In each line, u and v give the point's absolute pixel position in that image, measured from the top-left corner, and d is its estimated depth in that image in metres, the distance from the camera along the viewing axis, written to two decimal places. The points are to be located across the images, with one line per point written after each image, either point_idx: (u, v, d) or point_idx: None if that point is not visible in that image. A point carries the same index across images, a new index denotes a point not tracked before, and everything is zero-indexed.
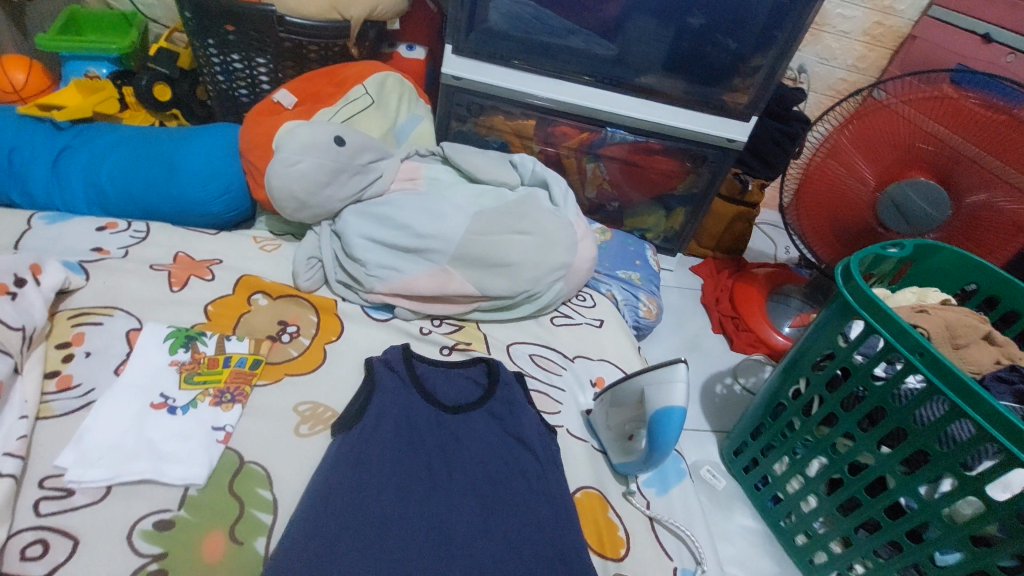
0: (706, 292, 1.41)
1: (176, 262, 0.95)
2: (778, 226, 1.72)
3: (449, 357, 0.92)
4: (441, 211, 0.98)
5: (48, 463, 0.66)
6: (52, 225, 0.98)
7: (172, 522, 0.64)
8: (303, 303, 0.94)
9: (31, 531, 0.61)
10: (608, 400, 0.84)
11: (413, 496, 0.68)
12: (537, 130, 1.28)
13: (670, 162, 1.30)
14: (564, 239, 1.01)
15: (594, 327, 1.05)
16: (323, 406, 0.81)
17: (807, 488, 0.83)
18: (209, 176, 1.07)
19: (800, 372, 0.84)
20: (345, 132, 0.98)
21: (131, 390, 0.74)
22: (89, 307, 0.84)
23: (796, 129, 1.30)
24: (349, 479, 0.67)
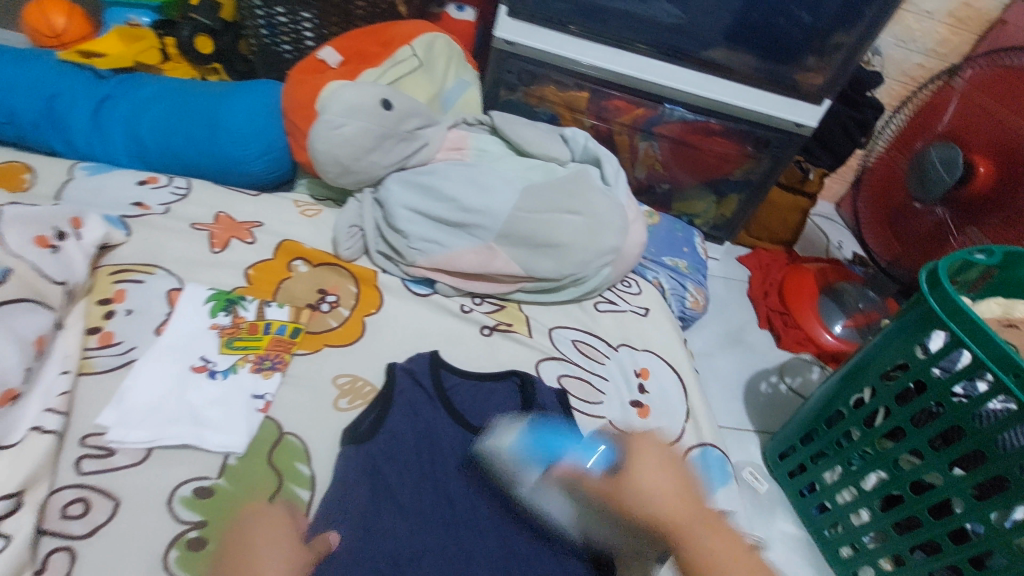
0: (753, 285, 1.34)
1: (217, 223, 0.93)
2: (832, 219, 1.62)
3: (490, 337, 0.89)
4: (489, 184, 0.93)
5: (90, 421, 0.66)
6: (93, 176, 0.96)
7: (210, 490, 0.64)
8: (343, 273, 0.91)
9: (72, 489, 0.61)
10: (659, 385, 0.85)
11: (452, 493, 0.69)
12: (590, 103, 1.21)
13: (728, 145, 1.22)
14: (616, 222, 0.96)
15: (639, 315, 1.00)
16: (361, 380, 0.79)
17: (860, 502, 0.79)
18: (250, 134, 1.03)
19: (866, 380, 0.78)
20: (391, 95, 0.93)
21: (171, 351, 0.73)
22: (130, 265, 0.82)
23: (869, 117, 1.21)
24: (393, 475, 0.68)
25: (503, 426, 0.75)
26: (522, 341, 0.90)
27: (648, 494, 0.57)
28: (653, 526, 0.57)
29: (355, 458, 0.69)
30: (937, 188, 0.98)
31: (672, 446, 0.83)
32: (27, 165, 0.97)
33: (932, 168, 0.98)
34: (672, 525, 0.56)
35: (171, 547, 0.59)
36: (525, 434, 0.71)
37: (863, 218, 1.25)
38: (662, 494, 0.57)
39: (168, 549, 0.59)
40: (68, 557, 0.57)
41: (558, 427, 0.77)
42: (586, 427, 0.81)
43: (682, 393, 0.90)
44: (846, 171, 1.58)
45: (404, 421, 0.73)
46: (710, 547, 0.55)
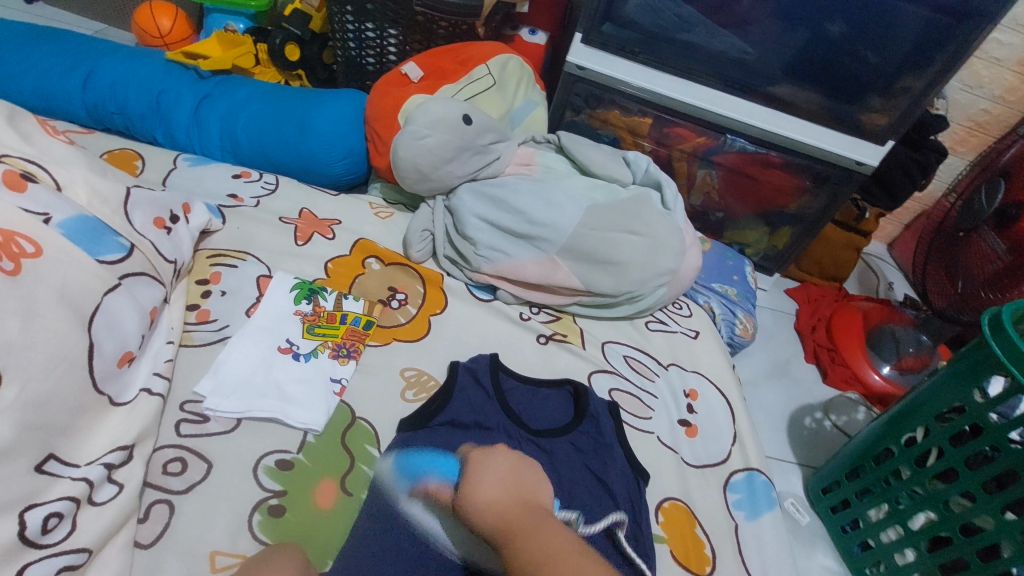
0: (801, 318, 1.34)
1: (301, 218, 1.00)
2: (883, 259, 1.61)
3: (546, 345, 0.93)
4: (557, 201, 0.98)
5: (189, 388, 0.72)
6: (194, 167, 1.06)
7: (291, 464, 0.69)
8: (412, 273, 0.97)
9: (171, 448, 0.67)
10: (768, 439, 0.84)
11: None
12: (651, 129, 1.26)
13: (785, 178, 1.24)
14: (674, 245, 0.99)
15: (690, 337, 1.02)
16: (426, 374, 0.84)
17: (906, 542, 0.79)
18: (335, 139, 1.11)
19: (919, 420, 0.79)
20: (472, 111, 1.00)
21: (260, 332, 0.80)
22: (225, 250, 0.90)
23: (930, 160, 1.21)
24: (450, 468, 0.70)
25: (557, 429, 0.78)
26: (576, 352, 0.93)
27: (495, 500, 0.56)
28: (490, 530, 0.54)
29: (400, 447, 0.72)
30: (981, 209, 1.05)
31: (718, 467, 0.85)
32: (137, 153, 1.07)
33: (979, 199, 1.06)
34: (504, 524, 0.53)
35: (254, 511, 0.64)
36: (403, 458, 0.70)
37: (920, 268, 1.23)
38: (495, 501, 0.55)
39: (252, 513, 0.64)
40: (166, 508, 0.63)
41: (610, 437, 0.80)
42: (636, 440, 0.84)
43: (730, 417, 0.91)
44: (902, 212, 1.57)
45: (457, 412, 0.77)
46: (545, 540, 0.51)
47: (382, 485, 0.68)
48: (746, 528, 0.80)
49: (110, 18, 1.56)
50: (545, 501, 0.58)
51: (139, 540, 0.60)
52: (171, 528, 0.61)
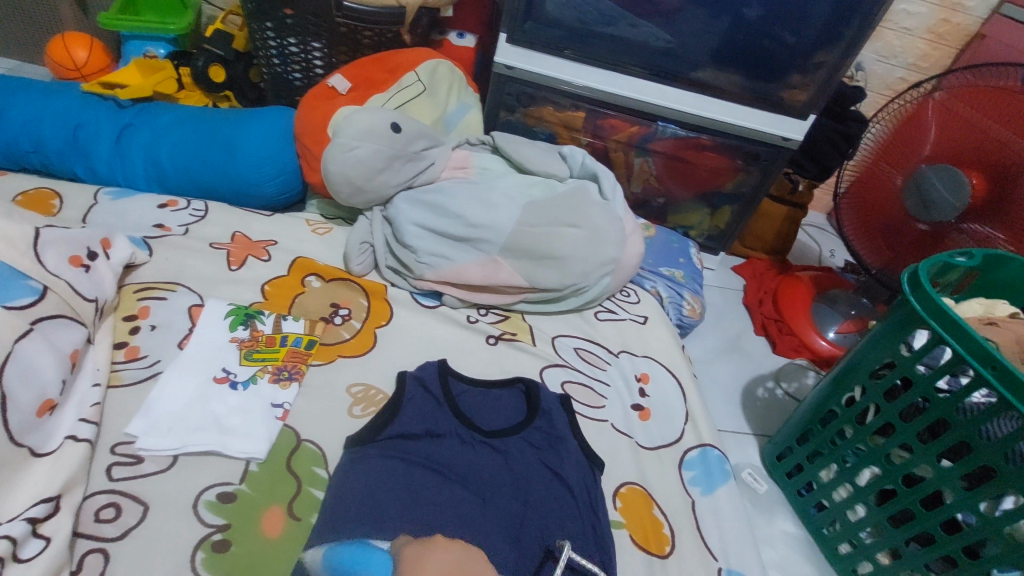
0: (749, 293, 1.38)
1: (234, 242, 0.97)
2: (823, 229, 1.67)
3: (495, 346, 0.93)
4: (493, 202, 0.98)
5: (120, 430, 0.69)
6: (117, 200, 1.02)
7: (234, 495, 0.67)
8: (354, 287, 0.96)
9: (104, 494, 0.64)
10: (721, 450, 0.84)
11: (462, 510, 0.69)
12: (586, 122, 1.27)
13: (719, 159, 1.28)
14: (614, 234, 1.01)
15: (638, 323, 1.03)
16: (374, 388, 0.82)
17: (855, 498, 0.82)
18: (265, 159, 1.09)
19: (855, 380, 0.82)
20: (401, 119, 0.99)
21: (194, 364, 0.77)
22: (153, 283, 0.87)
23: (855, 130, 1.27)
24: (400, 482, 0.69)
25: (509, 429, 0.78)
26: (526, 349, 0.93)
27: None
28: None
29: (352, 463, 0.71)
30: (940, 207, 1.03)
31: (673, 446, 0.87)
32: (55, 191, 1.02)
33: (938, 191, 1.02)
34: None
35: (197, 549, 0.62)
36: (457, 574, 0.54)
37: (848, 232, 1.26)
38: None
39: (194, 552, 0.62)
40: (101, 558, 0.60)
41: (563, 430, 0.80)
42: (590, 430, 0.84)
43: (681, 396, 0.93)
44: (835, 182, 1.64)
45: (407, 423, 0.75)
46: None
47: (332, 505, 0.67)
48: (703, 503, 0.82)
49: (19, 54, 1.48)
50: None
51: None
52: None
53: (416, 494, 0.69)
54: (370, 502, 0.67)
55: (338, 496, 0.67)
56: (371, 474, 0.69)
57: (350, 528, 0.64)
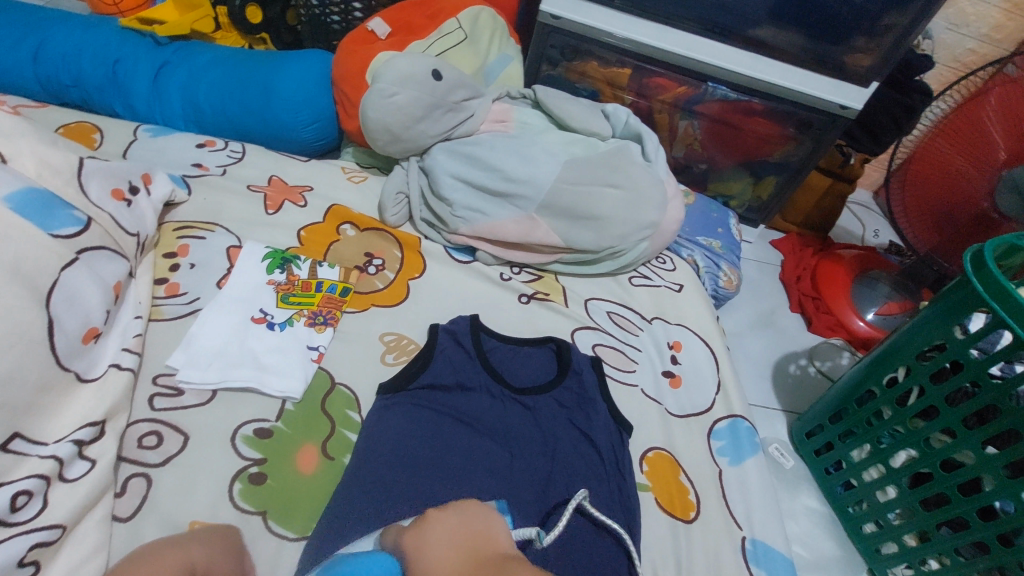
0: (786, 269, 1.34)
1: (270, 185, 0.97)
2: (869, 207, 1.60)
3: (528, 305, 0.92)
4: (534, 157, 0.96)
5: (161, 362, 0.71)
6: (156, 138, 1.02)
7: (270, 432, 0.68)
8: (388, 238, 0.95)
9: (146, 422, 0.66)
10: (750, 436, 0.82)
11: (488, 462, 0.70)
12: (631, 80, 1.21)
13: (770, 125, 1.21)
14: (655, 197, 0.97)
15: (673, 290, 1.01)
16: (406, 338, 0.82)
17: (887, 479, 0.80)
18: (302, 103, 1.07)
19: (898, 361, 0.79)
20: (442, 66, 0.96)
21: (232, 303, 0.78)
22: (192, 222, 0.87)
23: (917, 102, 1.17)
24: (430, 433, 0.70)
25: (540, 386, 0.77)
26: (559, 310, 0.92)
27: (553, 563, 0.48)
28: None
29: (384, 409, 0.71)
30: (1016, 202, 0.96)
31: (702, 416, 0.85)
32: (96, 126, 1.02)
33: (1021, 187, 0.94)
34: None
35: (235, 480, 0.64)
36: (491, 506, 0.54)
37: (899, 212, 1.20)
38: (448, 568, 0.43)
39: (232, 483, 0.64)
40: (144, 482, 0.62)
41: (593, 391, 0.79)
42: (619, 394, 0.84)
43: (714, 366, 0.91)
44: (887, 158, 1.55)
45: (438, 375, 0.76)
46: None
47: (362, 449, 0.68)
48: (729, 473, 0.81)
49: None
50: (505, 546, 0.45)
51: (117, 514, 0.59)
52: (149, 500, 0.61)
53: (445, 444, 0.69)
54: (400, 447, 0.67)
55: (369, 440, 0.68)
56: (403, 421, 0.70)
57: (379, 472, 0.65)
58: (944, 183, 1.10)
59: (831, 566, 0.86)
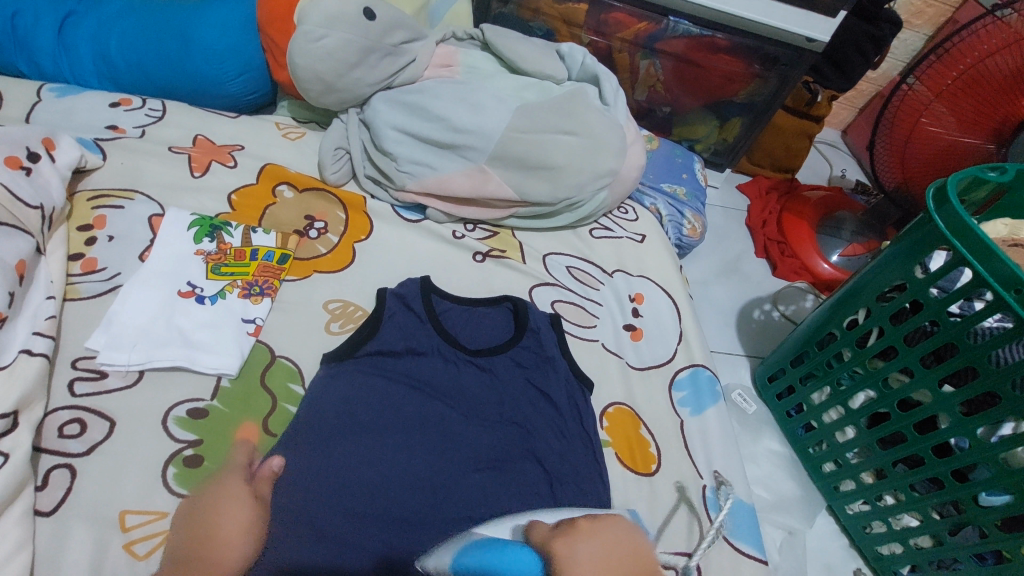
0: (753, 213, 1.31)
1: (196, 146, 0.89)
2: (836, 147, 1.57)
3: (483, 263, 0.88)
4: (482, 104, 0.89)
5: (80, 345, 0.65)
6: (63, 97, 0.92)
7: (205, 412, 0.64)
8: (330, 198, 0.88)
9: (67, 410, 0.61)
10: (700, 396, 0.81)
11: (442, 429, 0.67)
12: (588, 16, 1.13)
13: (735, 63, 1.16)
14: (614, 143, 0.92)
15: (635, 241, 0.98)
16: (352, 305, 0.78)
17: (846, 421, 0.81)
18: (225, 52, 0.96)
19: (859, 302, 0.78)
20: (375, 4, 0.87)
21: (157, 277, 0.72)
22: (108, 189, 0.79)
23: (885, 33, 1.12)
24: (377, 403, 0.67)
25: (495, 347, 0.75)
26: (515, 267, 0.88)
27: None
28: None
29: (328, 379, 0.67)
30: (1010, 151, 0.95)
31: (663, 367, 0.84)
32: None
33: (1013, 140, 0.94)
34: None
35: (169, 464, 0.60)
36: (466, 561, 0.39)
37: (881, 164, 1.20)
38: None
39: (166, 467, 0.60)
40: (68, 473, 0.57)
41: (551, 350, 0.76)
42: (579, 350, 0.81)
43: (676, 316, 0.89)
44: (855, 95, 1.52)
45: (386, 341, 0.72)
46: None
47: (302, 424, 0.64)
48: (691, 424, 0.79)
49: None
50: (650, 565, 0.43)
51: (39, 508, 0.55)
52: (75, 492, 0.57)
53: (397, 414, 0.66)
54: (349, 419, 0.65)
55: (313, 412, 0.64)
56: (348, 389, 0.67)
57: (324, 446, 0.62)
58: (930, 138, 1.08)
59: (792, 506, 0.88)
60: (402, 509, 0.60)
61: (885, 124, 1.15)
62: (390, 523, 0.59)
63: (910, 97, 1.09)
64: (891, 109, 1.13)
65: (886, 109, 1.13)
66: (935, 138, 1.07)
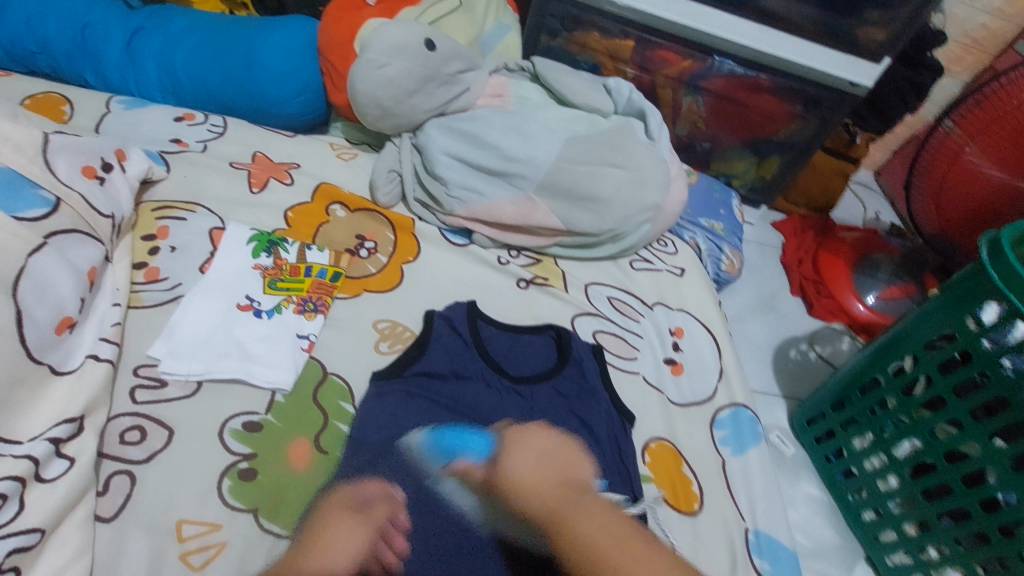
0: (787, 252, 1.31)
1: (255, 162, 0.92)
2: (869, 188, 1.58)
3: (526, 289, 0.89)
4: (533, 134, 0.91)
5: (142, 352, 0.67)
6: (130, 110, 0.95)
7: (260, 426, 0.65)
8: (380, 219, 0.90)
9: (128, 417, 0.62)
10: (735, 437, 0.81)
11: None
12: (634, 53, 1.16)
13: (775, 102, 1.17)
14: (659, 178, 0.94)
15: (675, 275, 0.98)
16: (400, 326, 0.79)
17: (890, 468, 0.80)
18: (285, 73, 0.99)
19: (905, 349, 0.78)
20: (435, 36, 0.90)
21: (216, 290, 0.74)
22: (172, 201, 0.82)
23: (926, 80, 1.14)
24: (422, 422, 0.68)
25: (539, 377, 0.75)
26: (558, 295, 0.89)
27: (512, 473, 0.55)
28: (537, 517, 0.52)
29: (376, 398, 0.69)
30: None
31: (704, 405, 0.83)
32: (64, 96, 0.95)
33: None
34: (556, 514, 0.51)
35: (224, 477, 0.61)
36: (434, 434, 0.64)
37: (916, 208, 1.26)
38: (545, 483, 0.53)
39: (221, 479, 0.61)
40: (127, 480, 0.58)
41: (593, 380, 0.77)
42: (620, 382, 0.82)
43: (717, 352, 0.89)
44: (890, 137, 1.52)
45: (432, 364, 0.73)
46: (593, 537, 0.48)
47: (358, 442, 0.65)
48: (733, 464, 0.79)
49: None
50: (587, 479, 0.56)
51: (100, 514, 0.56)
52: (134, 499, 0.58)
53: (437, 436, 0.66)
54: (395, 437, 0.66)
55: (361, 431, 0.66)
56: (395, 409, 0.68)
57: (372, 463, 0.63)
58: (973, 186, 1.16)
59: (831, 554, 0.86)
60: (426, 535, 0.60)
61: (921, 170, 1.24)
62: (417, 552, 0.59)
63: (948, 141, 1.18)
64: (926, 155, 1.23)
65: (924, 152, 1.22)
66: (975, 183, 1.15)
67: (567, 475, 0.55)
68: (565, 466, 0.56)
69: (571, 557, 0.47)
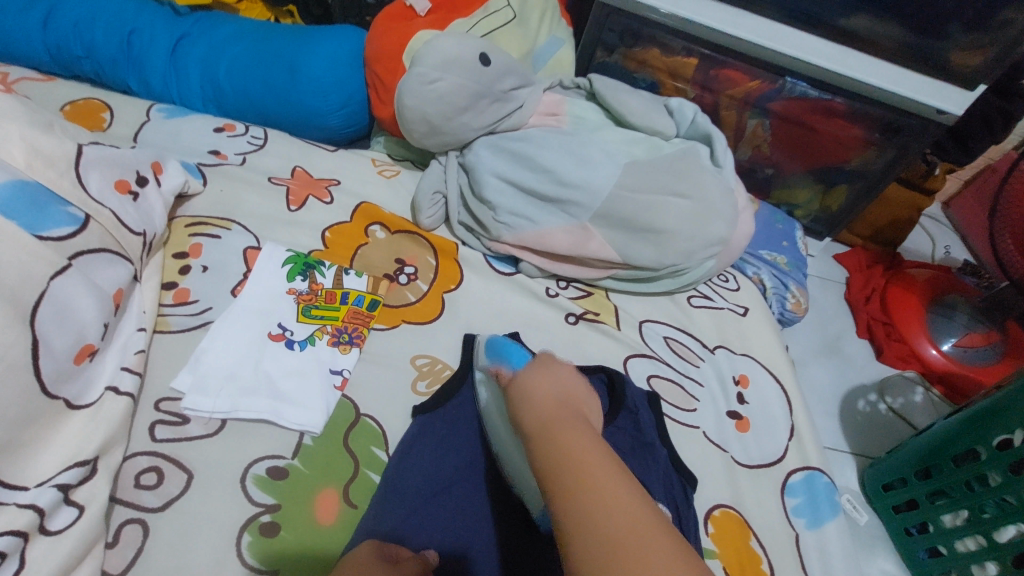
0: (853, 289, 1.20)
1: (294, 178, 0.87)
2: (941, 220, 1.45)
3: (576, 326, 0.81)
4: (591, 157, 0.84)
5: (165, 384, 0.62)
6: (170, 119, 0.92)
7: (285, 472, 0.59)
8: (422, 243, 0.85)
9: (145, 457, 0.57)
10: (808, 504, 0.72)
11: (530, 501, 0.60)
12: (696, 71, 1.08)
13: (849, 128, 1.07)
14: (725, 209, 0.85)
15: (738, 314, 0.90)
16: (440, 363, 0.72)
17: (989, 555, 0.69)
18: (330, 85, 0.95)
19: (1014, 420, 0.67)
20: (491, 50, 0.84)
21: (248, 316, 0.69)
22: (206, 217, 0.78)
23: (1018, 108, 1.02)
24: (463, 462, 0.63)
25: None
26: (610, 334, 0.81)
27: (524, 385, 0.52)
28: (526, 429, 0.49)
29: (418, 435, 0.64)
30: None
31: (773, 468, 0.74)
32: (106, 103, 0.93)
33: None
34: (547, 429, 0.47)
35: (243, 531, 0.55)
36: (501, 339, 0.70)
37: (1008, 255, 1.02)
38: (544, 403, 0.49)
39: (240, 534, 0.55)
40: (140, 531, 0.53)
41: (651, 435, 0.69)
42: (679, 437, 0.73)
43: (785, 406, 0.80)
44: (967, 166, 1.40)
45: (462, 405, 0.68)
46: (580, 455, 0.44)
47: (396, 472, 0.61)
48: (807, 539, 0.70)
49: None
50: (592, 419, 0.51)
51: (108, 569, 0.51)
52: (145, 553, 0.52)
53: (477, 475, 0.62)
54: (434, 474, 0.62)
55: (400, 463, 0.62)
56: (436, 445, 0.64)
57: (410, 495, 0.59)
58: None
59: None
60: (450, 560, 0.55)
61: None
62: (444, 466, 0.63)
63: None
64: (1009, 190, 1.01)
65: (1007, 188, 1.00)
66: None
67: (571, 402, 0.50)
68: (572, 395, 0.52)
69: (548, 468, 0.44)
